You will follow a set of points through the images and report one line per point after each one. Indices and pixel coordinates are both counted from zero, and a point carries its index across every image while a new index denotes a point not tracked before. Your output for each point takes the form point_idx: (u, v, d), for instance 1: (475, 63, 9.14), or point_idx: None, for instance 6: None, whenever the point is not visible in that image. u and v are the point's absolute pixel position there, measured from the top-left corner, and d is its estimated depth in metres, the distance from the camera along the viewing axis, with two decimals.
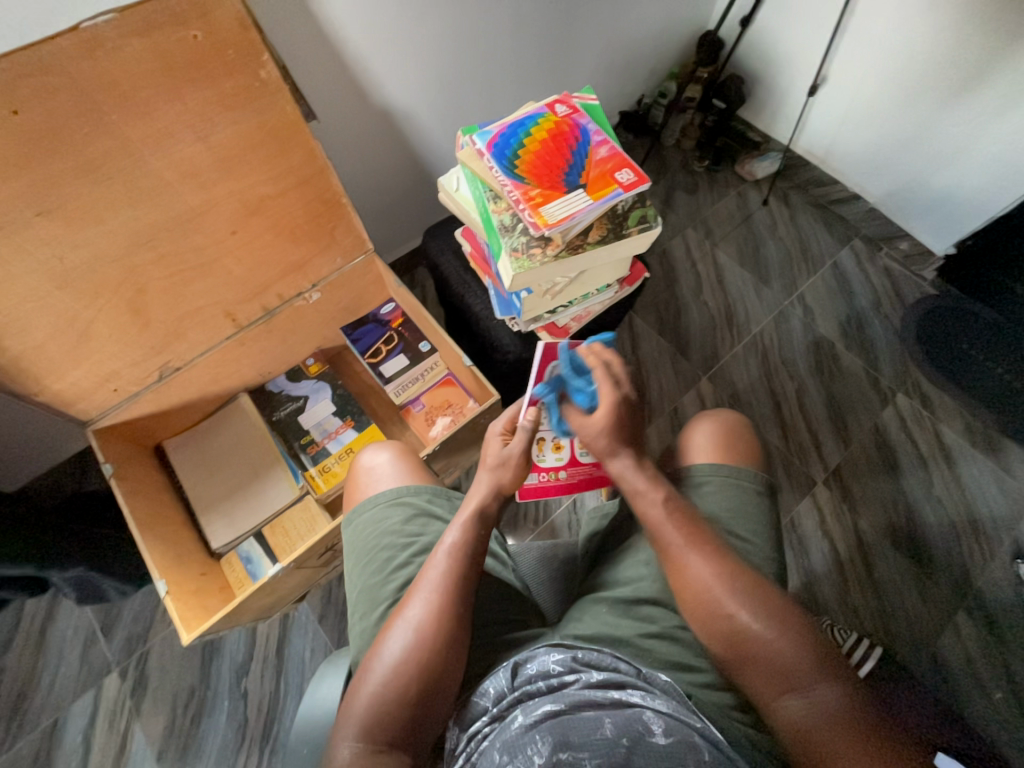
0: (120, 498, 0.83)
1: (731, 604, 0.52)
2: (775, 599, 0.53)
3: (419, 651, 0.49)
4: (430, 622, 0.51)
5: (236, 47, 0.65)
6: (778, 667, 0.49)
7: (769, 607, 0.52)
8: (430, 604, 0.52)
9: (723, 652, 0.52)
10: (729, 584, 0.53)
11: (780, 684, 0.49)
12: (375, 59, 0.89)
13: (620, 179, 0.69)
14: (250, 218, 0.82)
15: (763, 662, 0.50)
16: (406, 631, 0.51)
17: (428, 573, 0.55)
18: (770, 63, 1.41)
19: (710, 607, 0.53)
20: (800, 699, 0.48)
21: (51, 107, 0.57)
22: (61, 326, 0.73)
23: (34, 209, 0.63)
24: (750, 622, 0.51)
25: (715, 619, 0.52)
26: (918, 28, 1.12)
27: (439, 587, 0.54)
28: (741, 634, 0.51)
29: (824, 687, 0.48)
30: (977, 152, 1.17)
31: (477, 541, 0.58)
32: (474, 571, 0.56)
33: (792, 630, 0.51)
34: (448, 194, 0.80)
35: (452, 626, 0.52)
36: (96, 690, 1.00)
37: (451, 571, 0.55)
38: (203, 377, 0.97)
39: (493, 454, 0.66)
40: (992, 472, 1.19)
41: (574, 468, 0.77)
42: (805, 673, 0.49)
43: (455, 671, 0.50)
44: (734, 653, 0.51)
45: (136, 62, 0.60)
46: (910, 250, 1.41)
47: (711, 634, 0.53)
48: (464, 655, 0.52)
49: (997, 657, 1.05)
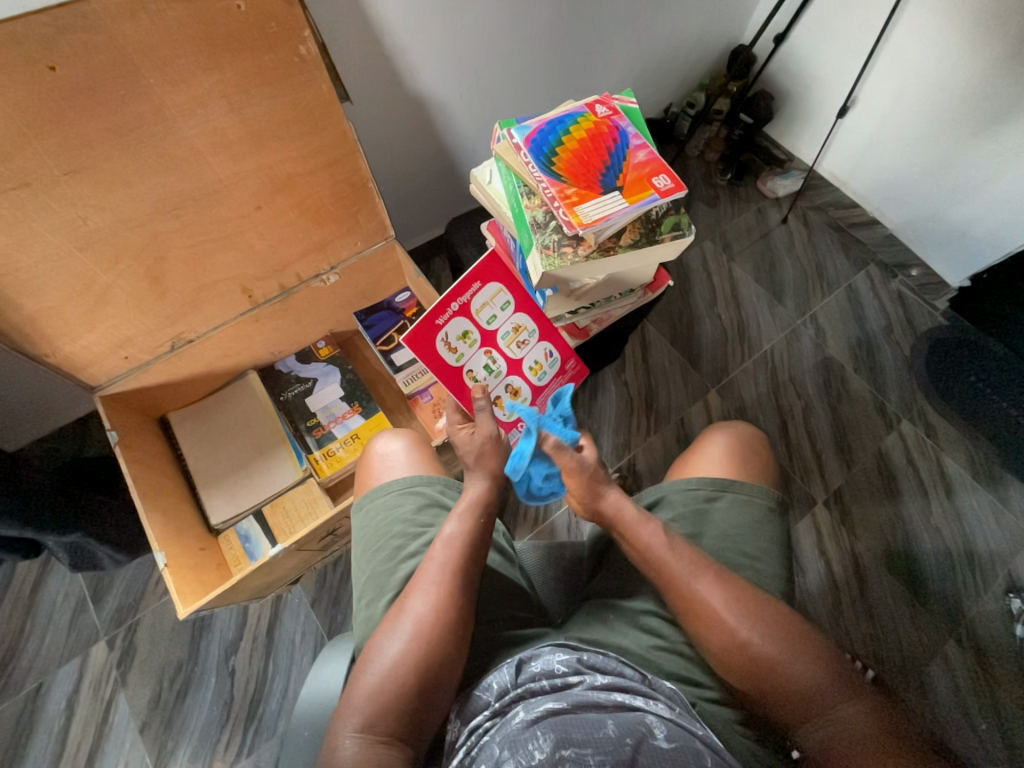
0: (124, 467, 0.83)
1: (745, 630, 0.52)
2: (787, 618, 0.53)
3: (421, 642, 0.49)
4: (433, 613, 0.51)
5: (279, 20, 0.64)
6: (798, 693, 0.49)
7: (785, 628, 0.52)
8: (431, 596, 0.52)
9: (745, 682, 0.51)
10: (738, 612, 0.52)
11: (803, 712, 0.49)
12: (412, 45, 0.89)
13: (657, 184, 0.69)
14: (277, 195, 0.81)
15: (785, 687, 0.50)
16: (408, 623, 0.50)
17: (429, 565, 0.55)
18: (801, 81, 1.41)
19: (724, 635, 0.52)
20: (824, 727, 0.48)
21: (88, 66, 0.57)
22: (78, 288, 0.72)
23: (62, 168, 0.62)
24: (766, 647, 0.51)
25: (733, 650, 0.52)
26: (954, 59, 1.12)
27: (443, 582, 0.53)
28: (761, 660, 0.51)
29: (845, 709, 0.48)
30: (1000, 187, 1.17)
31: (478, 533, 0.58)
32: (476, 563, 0.56)
33: (809, 651, 0.51)
34: (480, 186, 0.79)
35: (453, 617, 0.52)
36: (82, 658, 1.00)
37: (452, 563, 0.55)
38: (214, 351, 0.96)
39: (470, 447, 0.66)
40: (991, 506, 1.20)
41: (539, 397, 0.84)
42: (825, 697, 0.49)
43: (456, 662, 0.50)
44: (753, 680, 0.51)
45: (178, 28, 0.59)
46: (924, 279, 1.41)
47: (725, 659, 0.52)
48: (465, 647, 0.52)
49: (985, 690, 1.05)
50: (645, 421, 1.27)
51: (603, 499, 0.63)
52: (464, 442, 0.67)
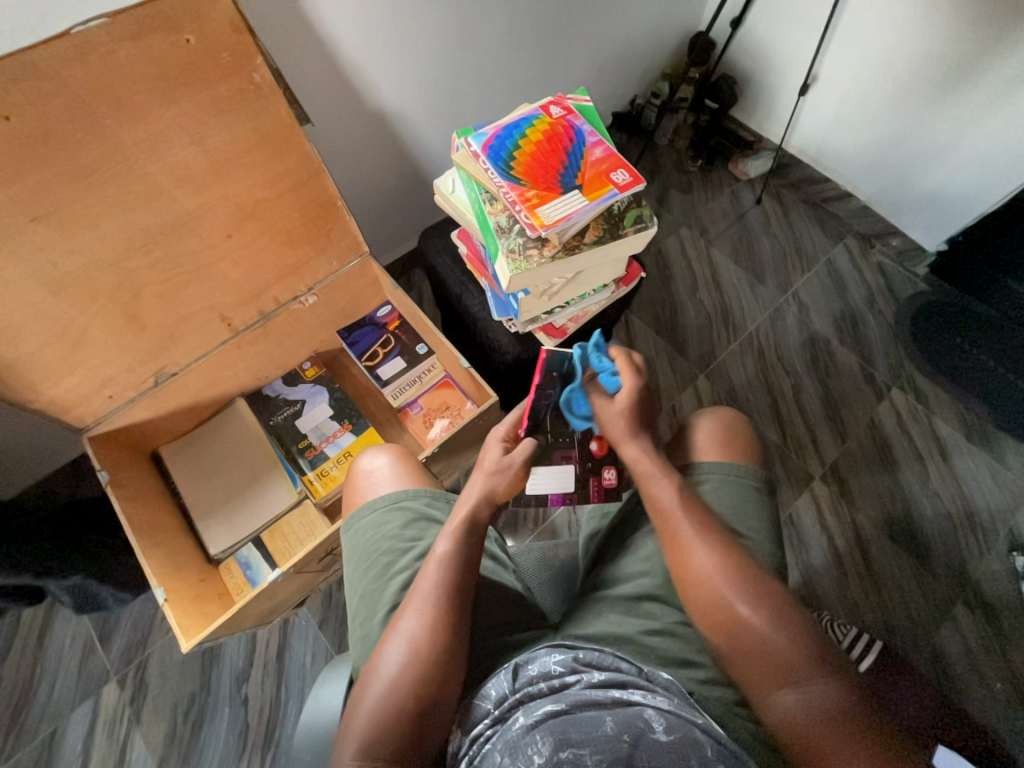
0: (117, 504, 0.83)
1: (734, 595, 0.52)
2: (780, 591, 0.53)
3: (413, 665, 0.49)
4: (425, 634, 0.50)
5: (229, 50, 0.65)
6: (776, 660, 0.49)
7: (773, 599, 0.52)
8: (422, 615, 0.52)
9: (723, 643, 0.52)
10: (732, 578, 0.53)
11: (775, 678, 0.49)
12: (368, 62, 0.89)
13: (616, 180, 0.69)
14: (246, 222, 0.82)
15: (758, 651, 0.50)
16: (401, 645, 0.50)
17: (421, 584, 0.54)
18: (762, 61, 1.42)
19: (713, 596, 0.53)
20: (796, 694, 0.48)
21: (42, 112, 0.57)
22: (56, 332, 0.72)
23: (27, 215, 0.62)
24: (750, 611, 0.51)
25: (717, 610, 0.53)
26: (907, 27, 1.13)
27: (431, 600, 0.53)
28: (744, 628, 0.51)
29: (819, 683, 0.48)
30: (968, 149, 1.18)
31: (468, 547, 0.57)
32: (467, 584, 0.55)
33: (793, 624, 0.51)
34: (444, 196, 0.80)
35: (445, 636, 0.51)
36: (94, 699, 0.99)
37: (442, 582, 0.54)
38: (199, 382, 0.96)
39: (492, 459, 0.65)
40: (987, 466, 1.20)
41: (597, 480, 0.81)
42: (801, 668, 0.49)
43: (452, 681, 0.49)
44: (731, 645, 0.52)
45: (129, 67, 0.59)
46: (902, 246, 1.42)
47: (711, 623, 0.53)
48: (459, 666, 0.50)
49: (996, 649, 1.06)
50: None
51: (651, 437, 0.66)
52: (487, 456, 0.66)
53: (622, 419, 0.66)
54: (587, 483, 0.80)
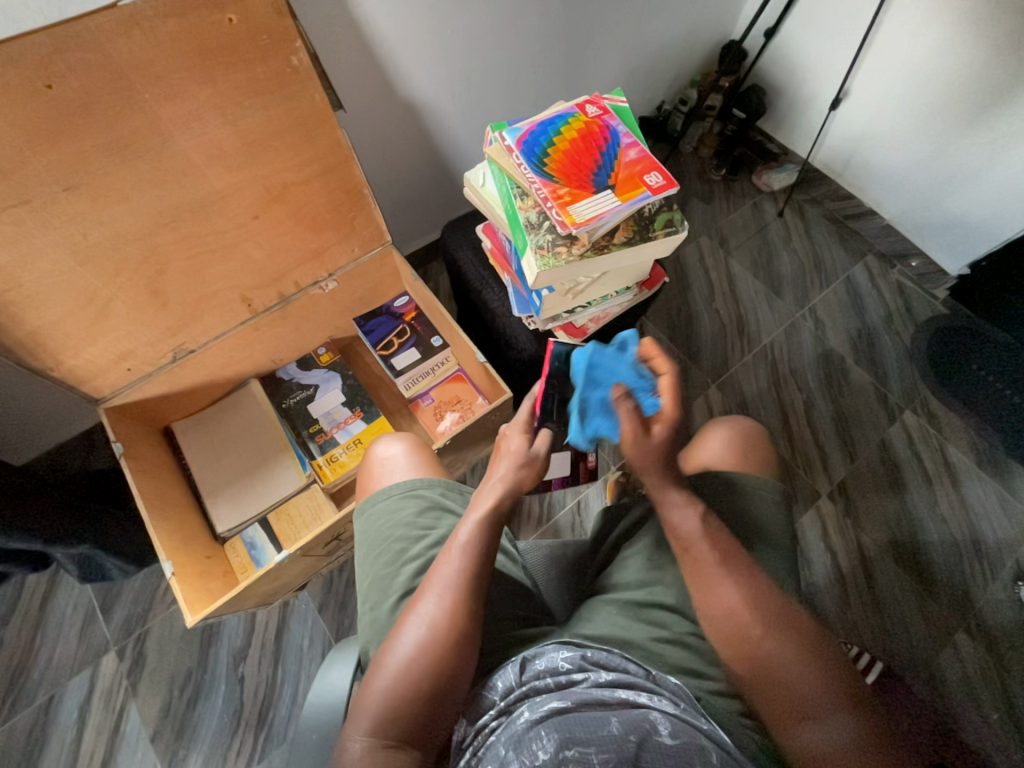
0: (129, 476, 0.83)
1: (760, 627, 0.51)
2: (806, 626, 0.52)
3: (431, 648, 0.48)
4: (444, 619, 0.50)
5: (270, 32, 0.65)
6: (801, 696, 0.49)
7: (799, 634, 0.51)
8: (443, 600, 0.51)
9: (745, 673, 0.51)
10: (760, 611, 0.52)
11: (797, 712, 0.48)
12: (403, 53, 0.90)
13: (649, 182, 0.69)
14: (273, 204, 0.82)
15: (783, 687, 0.49)
16: (419, 627, 0.50)
17: (442, 569, 0.54)
18: (793, 74, 1.41)
19: (740, 628, 0.52)
20: (818, 728, 0.48)
21: (83, 83, 0.58)
22: (80, 302, 0.73)
23: (62, 183, 0.63)
24: (776, 644, 0.50)
25: (741, 643, 0.51)
26: (943, 47, 1.12)
27: (453, 586, 0.52)
28: (769, 661, 0.50)
29: (841, 717, 0.48)
30: (997, 174, 1.17)
31: (492, 537, 0.56)
32: (486, 573, 0.55)
33: (817, 658, 0.50)
34: (473, 189, 0.80)
35: (464, 623, 0.51)
36: (92, 669, 1.00)
37: (465, 569, 0.54)
38: (215, 361, 0.97)
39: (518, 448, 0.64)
40: (997, 494, 1.19)
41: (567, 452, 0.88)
42: (824, 702, 0.48)
43: (466, 668, 0.49)
44: (754, 677, 0.51)
45: (171, 43, 0.60)
46: (923, 268, 1.41)
47: (733, 652, 0.52)
48: (474, 653, 0.50)
49: (995, 679, 1.05)
50: None
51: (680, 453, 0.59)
52: (515, 445, 0.64)
53: (649, 452, 0.57)
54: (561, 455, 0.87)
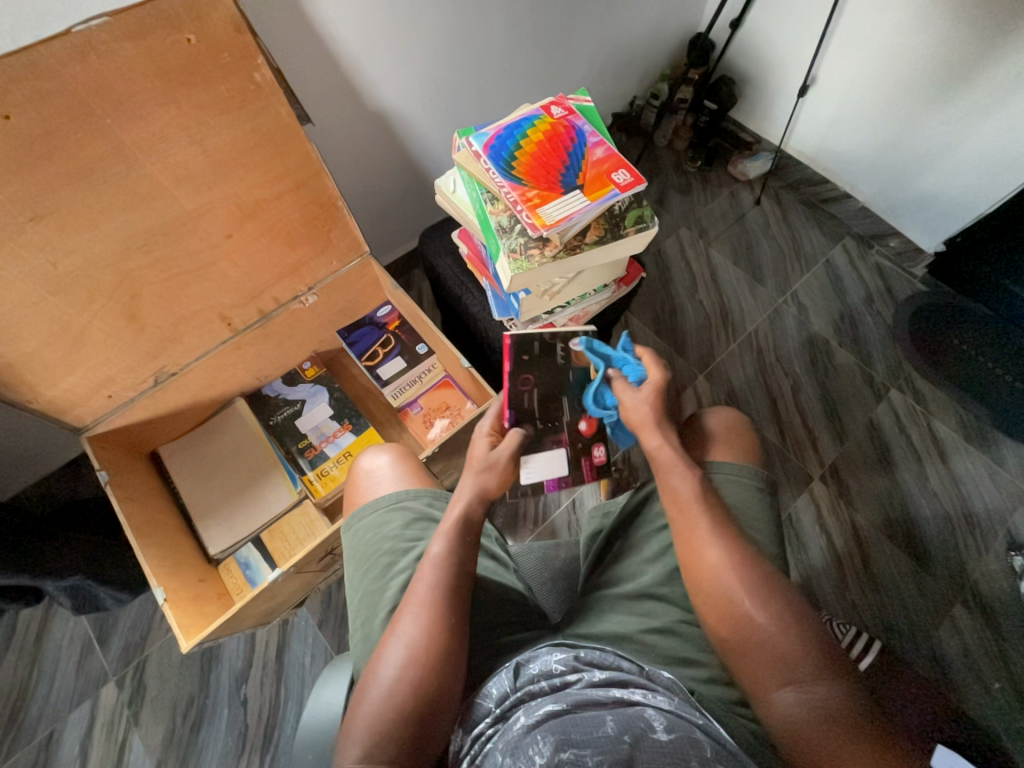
0: (116, 504, 0.82)
1: (743, 590, 0.53)
2: (791, 599, 0.53)
3: (413, 669, 0.48)
4: (423, 635, 0.50)
5: (230, 50, 0.65)
6: (781, 660, 0.49)
7: (781, 601, 0.52)
8: (420, 616, 0.51)
9: (729, 640, 0.52)
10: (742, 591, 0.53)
11: (777, 675, 0.49)
12: (369, 62, 0.90)
13: (617, 180, 0.69)
14: (246, 222, 0.82)
15: (764, 650, 0.50)
16: (400, 649, 0.49)
17: (417, 586, 0.54)
18: (761, 63, 1.43)
19: (724, 589, 0.53)
20: (797, 692, 0.48)
21: (41, 111, 0.57)
22: (55, 331, 0.72)
23: (27, 214, 0.62)
24: (760, 610, 0.51)
25: (721, 609, 0.53)
26: (905, 30, 1.14)
27: (429, 601, 0.52)
28: (751, 624, 0.51)
29: (821, 684, 0.48)
30: (965, 151, 1.19)
31: (464, 548, 0.57)
32: (462, 585, 0.55)
33: (801, 628, 0.51)
34: (445, 195, 0.80)
35: (444, 637, 0.51)
36: (93, 700, 0.99)
37: (439, 583, 0.54)
38: (198, 382, 0.96)
39: (479, 458, 0.66)
40: (985, 467, 1.21)
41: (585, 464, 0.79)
42: (804, 669, 0.49)
43: (451, 684, 0.49)
44: (734, 642, 0.52)
45: (129, 66, 0.59)
46: (901, 247, 1.42)
47: (719, 617, 0.53)
48: (458, 669, 0.50)
49: (994, 649, 1.06)
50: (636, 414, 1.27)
51: (650, 432, 0.66)
52: (476, 454, 0.67)
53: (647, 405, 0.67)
54: (579, 464, 0.77)
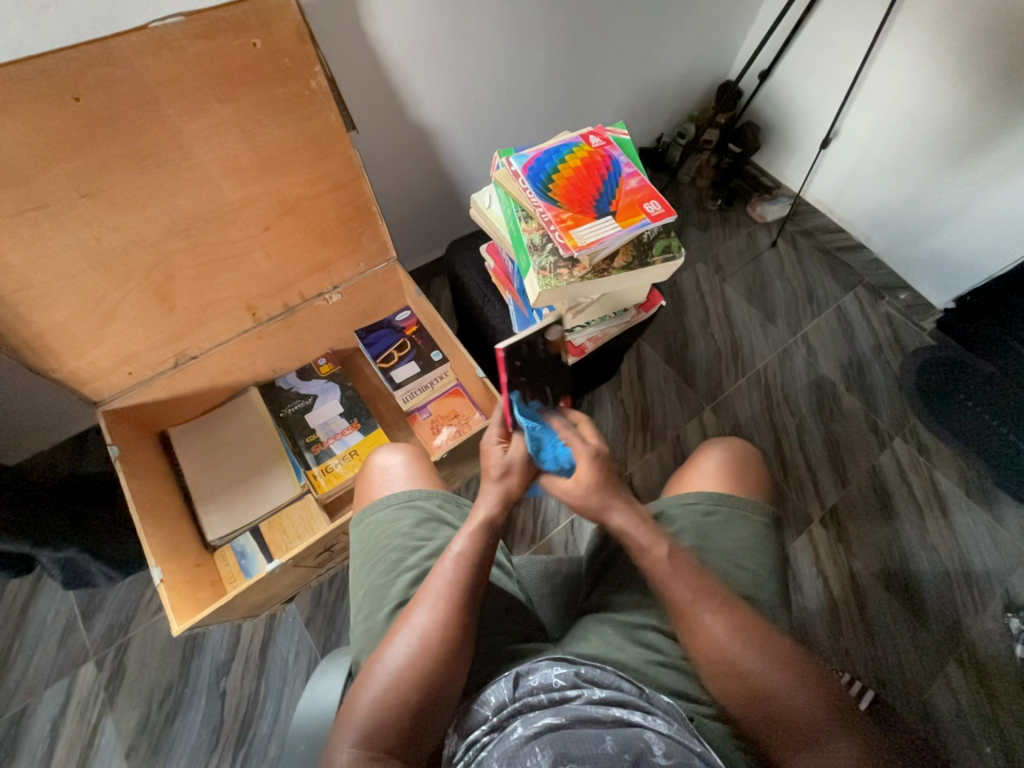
0: (123, 480, 0.83)
1: (746, 649, 0.52)
2: (784, 642, 0.53)
3: (421, 661, 0.48)
4: (435, 630, 0.50)
5: (292, 56, 0.68)
6: (795, 719, 0.49)
7: (780, 651, 0.52)
8: (434, 610, 0.51)
9: (739, 706, 0.51)
10: (743, 633, 0.52)
11: (798, 742, 0.48)
12: (416, 80, 0.94)
13: (648, 210, 0.72)
14: (283, 218, 0.84)
15: (777, 712, 0.49)
16: (409, 639, 0.50)
17: (435, 579, 0.54)
18: (787, 113, 1.48)
19: (727, 658, 0.51)
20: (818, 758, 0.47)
21: (110, 96, 0.60)
22: (88, 304, 0.74)
23: (81, 190, 0.65)
24: (766, 671, 0.50)
25: (731, 676, 0.51)
26: (929, 96, 1.18)
27: (445, 597, 0.53)
28: (761, 685, 0.50)
29: (839, 741, 0.48)
30: (980, 214, 1.22)
31: (484, 549, 0.57)
32: (477, 585, 0.55)
33: (804, 679, 0.51)
34: (479, 209, 0.83)
35: (456, 636, 0.51)
36: (70, 679, 0.98)
37: (456, 581, 0.54)
38: (217, 368, 0.98)
39: (495, 464, 0.64)
40: (985, 525, 1.21)
41: None
42: (819, 728, 0.48)
43: (455, 682, 0.49)
44: (749, 704, 0.50)
45: (196, 63, 0.63)
46: (912, 301, 1.45)
47: (728, 687, 0.52)
48: (463, 666, 0.50)
49: (988, 713, 1.04)
50: (641, 439, 1.28)
51: (613, 511, 0.61)
52: (492, 461, 0.64)
53: (595, 493, 0.61)
54: None
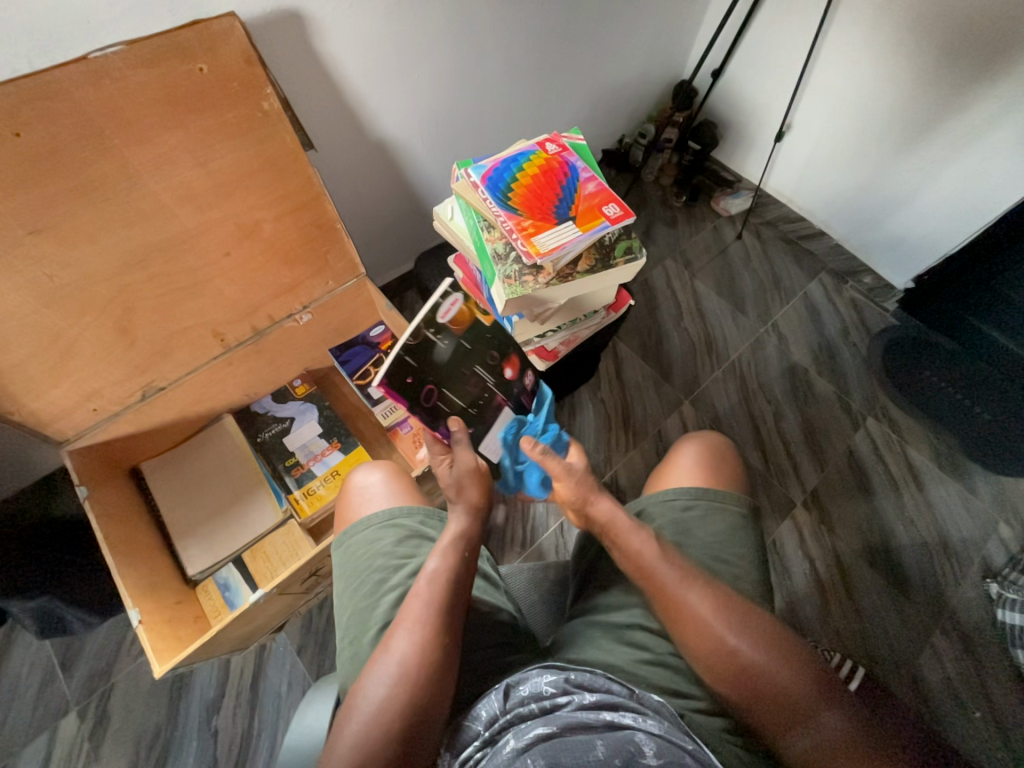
0: (94, 520, 0.80)
1: (730, 634, 0.52)
2: (768, 623, 0.54)
3: (404, 687, 0.48)
4: (417, 653, 0.50)
5: (240, 79, 0.68)
6: (784, 699, 0.50)
7: (766, 633, 0.53)
8: (415, 633, 0.51)
9: (729, 690, 0.52)
10: (726, 614, 0.54)
11: (787, 720, 0.50)
12: (372, 96, 0.94)
13: (607, 213, 0.73)
14: (245, 242, 0.83)
15: (766, 693, 0.50)
16: (391, 665, 0.49)
17: (415, 602, 0.54)
18: (741, 109, 1.52)
19: (713, 642, 0.52)
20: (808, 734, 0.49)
21: (52, 130, 0.59)
22: (44, 343, 0.72)
23: (28, 227, 0.63)
24: (752, 653, 0.52)
25: (717, 656, 0.52)
26: (870, 86, 1.23)
27: (426, 618, 0.52)
28: (749, 668, 0.51)
29: (827, 715, 0.49)
30: (929, 197, 1.27)
31: (463, 566, 0.57)
32: (458, 604, 0.55)
33: (790, 658, 0.52)
34: (443, 221, 0.83)
35: (439, 657, 0.50)
36: (51, 733, 0.93)
37: (437, 601, 0.54)
38: (188, 397, 0.95)
39: (449, 481, 0.65)
40: (959, 495, 1.25)
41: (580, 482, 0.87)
42: (807, 706, 0.50)
43: (440, 704, 0.48)
44: (739, 688, 0.51)
45: (141, 91, 0.62)
46: (874, 284, 1.50)
47: (715, 672, 0.52)
48: (449, 687, 0.50)
49: (975, 679, 1.07)
50: (623, 437, 1.29)
51: (599, 500, 0.64)
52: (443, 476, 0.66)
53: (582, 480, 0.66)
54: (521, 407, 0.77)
